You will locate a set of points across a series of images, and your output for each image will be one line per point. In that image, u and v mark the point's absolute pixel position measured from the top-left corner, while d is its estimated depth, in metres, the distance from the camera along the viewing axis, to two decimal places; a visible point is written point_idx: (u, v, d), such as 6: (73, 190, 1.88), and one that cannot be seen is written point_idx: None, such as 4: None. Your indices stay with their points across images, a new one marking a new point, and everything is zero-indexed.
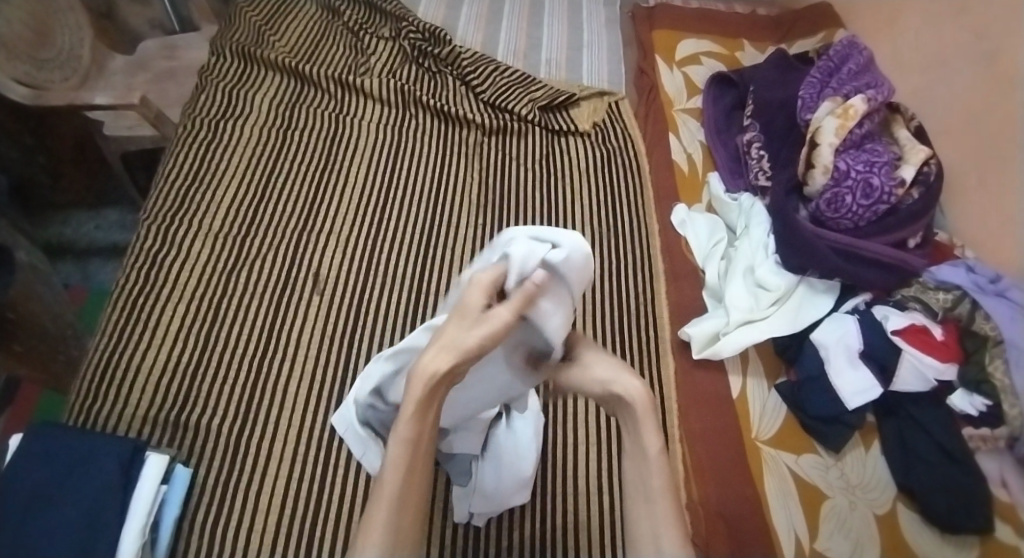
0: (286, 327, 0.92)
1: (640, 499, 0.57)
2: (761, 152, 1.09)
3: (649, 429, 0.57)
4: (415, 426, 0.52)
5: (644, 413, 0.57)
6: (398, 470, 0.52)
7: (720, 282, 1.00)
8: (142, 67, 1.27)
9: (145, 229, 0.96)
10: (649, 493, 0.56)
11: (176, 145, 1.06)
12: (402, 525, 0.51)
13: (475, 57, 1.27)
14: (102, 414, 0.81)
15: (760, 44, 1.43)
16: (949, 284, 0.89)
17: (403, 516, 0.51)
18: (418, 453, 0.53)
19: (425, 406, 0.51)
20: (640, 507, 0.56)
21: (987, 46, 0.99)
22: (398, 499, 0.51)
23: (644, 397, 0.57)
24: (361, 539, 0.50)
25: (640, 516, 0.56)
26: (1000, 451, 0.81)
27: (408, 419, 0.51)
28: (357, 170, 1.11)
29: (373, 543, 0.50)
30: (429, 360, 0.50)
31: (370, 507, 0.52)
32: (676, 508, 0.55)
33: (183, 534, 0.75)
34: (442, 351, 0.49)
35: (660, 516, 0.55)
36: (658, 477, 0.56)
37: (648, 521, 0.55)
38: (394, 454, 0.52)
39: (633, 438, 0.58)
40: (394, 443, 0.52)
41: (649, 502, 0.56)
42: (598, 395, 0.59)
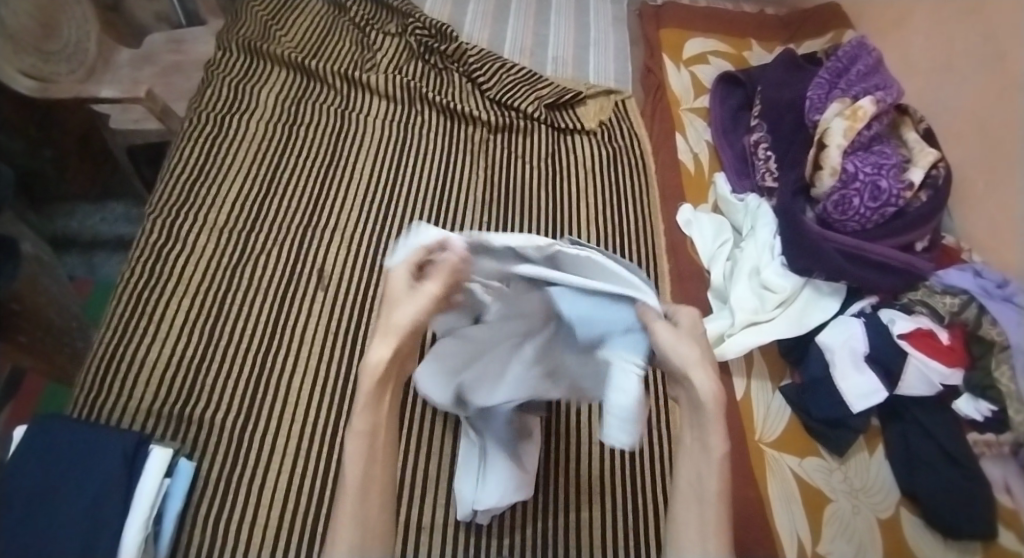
0: (290, 322, 0.92)
1: (692, 500, 0.54)
2: (768, 153, 1.09)
3: (717, 429, 0.53)
4: (369, 409, 0.54)
5: (717, 413, 0.54)
6: (361, 454, 0.53)
7: (724, 283, 1.00)
8: (148, 61, 1.27)
9: (150, 223, 0.96)
10: (702, 494, 0.53)
11: (182, 139, 1.06)
12: (371, 514, 0.52)
13: (481, 53, 1.27)
14: (106, 407, 0.81)
15: (768, 44, 1.42)
16: (956, 288, 0.88)
17: (372, 503, 0.52)
18: (375, 445, 0.54)
19: (379, 392, 0.55)
20: (691, 507, 0.53)
21: (998, 47, 0.99)
22: (360, 493, 0.52)
23: (717, 396, 0.54)
24: (336, 530, 0.51)
25: (688, 513, 0.53)
26: (1004, 457, 0.81)
27: (364, 409, 0.54)
28: (363, 166, 1.11)
29: (347, 530, 0.50)
30: (374, 356, 0.55)
31: (341, 494, 0.53)
32: (724, 516, 0.53)
33: (186, 527, 0.75)
34: (379, 336, 0.55)
35: (711, 518, 0.53)
36: (716, 480, 0.53)
37: (698, 523, 0.53)
38: (353, 446, 0.53)
39: (695, 432, 0.55)
40: (353, 432, 0.54)
41: (700, 502, 0.53)
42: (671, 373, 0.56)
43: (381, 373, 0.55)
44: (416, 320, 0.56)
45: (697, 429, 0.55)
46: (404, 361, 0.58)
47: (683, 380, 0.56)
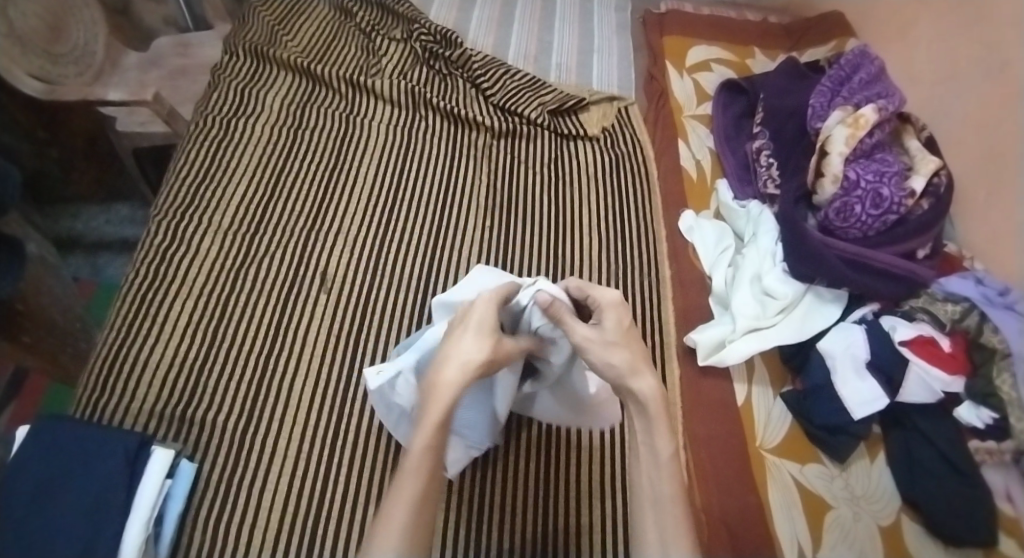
0: (293, 325, 0.92)
1: (649, 502, 0.58)
2: (770, 160, 1.09)
3: (661, 430, 0.58)
4: (435, 429, 0.57)
5: (658, 413, 0.59)
6: (418, 474, 0.54)
7: (727, 289, 1.00)
8: (155, 64, 1.28)
9: (155, 225, 0.97)
10: (657, 496, 0.57)
11: (188, 142, 1.07)
12: (420, 523, 0.53)
13: (485, 60, 1.28)
14: (108, 408, 0.82)
15: (771, 52, 1.43)
16: (958, 296, 0.88)
17: (420, 517, 0.53)
18: (435, 465, 0.56)
19: (448, 416, 0.58)
20: (647, 507, 0.58)
21: (1000, 58, 0.99)
22: (416, 503, 0.53)
23: (656, 397, 0.60)
24: (377, 539, 0.51)
25: (647, 516, 0.57)
26: (1005, 465, 0.81)
27: (431, 428, 0.56)
28: (367, 170, 1.11)
29: (392, 539, 0.50)
30: (446, 379, 0.59)
31: (388, 505, 0.53)
32: (684, 515, 0.56)
33: (186, 530, 0.75)
34: (454, 363, 0.60)
35: (670, 520, 0.56)
36: (666, 482, 0.57)
37: (657, 526, 0.56)
38: (411, 461, 0.55)
39: (646, 438, 0.60)
40: (417, 448, 0.55)
41: (658, 506, 0.57)
42: (613, 381, 0.62)
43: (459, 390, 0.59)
44: (487, 356, 0.60)
45: (646, 432, 0.60)
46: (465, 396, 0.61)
47: (628, 386, 0.61)
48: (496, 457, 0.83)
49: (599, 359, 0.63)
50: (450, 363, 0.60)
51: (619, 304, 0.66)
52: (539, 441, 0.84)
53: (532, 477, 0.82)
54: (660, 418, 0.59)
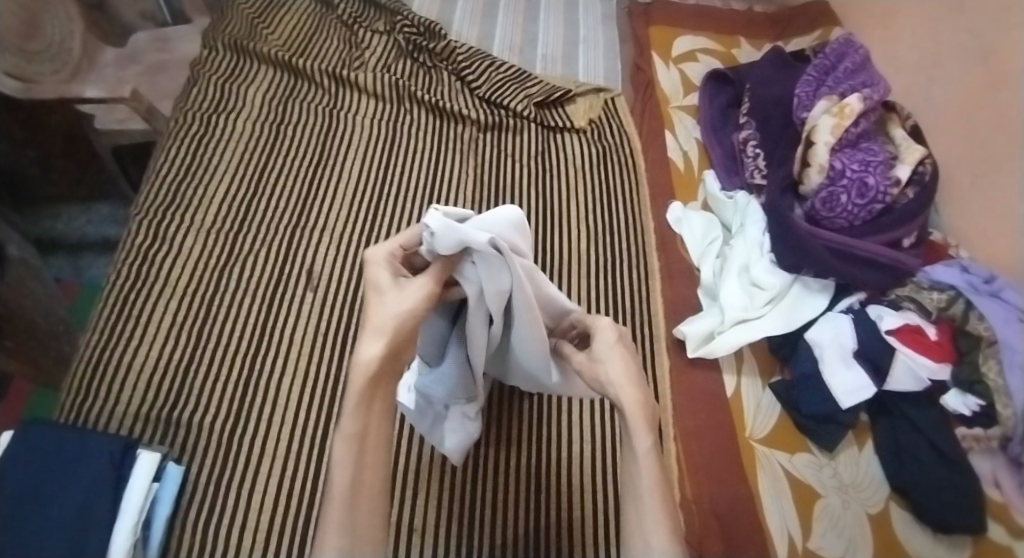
0: (279, 324, 0.91)
1: (631, 499, 0.54)
2: (756, 151, 1.09)
3: (641, 422, 0.54)
4: (357, 409, 0.50)
5: (637, 405, 0.55)
6: (346, 463, 0.49)
7: (715, 280, 1.00)
8: (133, 60, 1.26)
9: (136, 224, 0.95)
10: (638, 491, 0.53)
11: (168, 140, 1.05)
12: (357, 523, 0.48)
13: (470, 52, 1.27)
14: (92, 412, 0.80)
15: (757, 41, 1.42)
16: (943, 284, 0.89)
17: (356, 506, 0.49)
18: (367, 446, 0.50)
19: (374, 387, 0.51)
20: (630, 506, 0.54)
21: (984, 45, 0.99)
22: (348, 497, 0.48)
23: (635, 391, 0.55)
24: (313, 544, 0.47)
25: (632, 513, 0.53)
26: (993, 451, 0.80)
27: (354, 408, 0.50)
28: (351, 165, 1.10)
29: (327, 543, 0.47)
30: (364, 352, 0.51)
31: (326, 503, 0.49)
32: (664, 508, 0.52)
33: (175, 533, 0.74)
34: (372, 330, 0.52)
35: (647, 511, 0.52)
36: (648, 476, 0.53)
37: (640, 520, 0.52)
38: (339, 452, 0.49)
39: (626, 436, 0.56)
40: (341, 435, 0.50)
41: (638, 499, 0.53)
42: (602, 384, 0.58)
43: (383, 357, 0.51)
44: (403, 313, 0.52)
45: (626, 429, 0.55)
46: (399, 358, 0.54)
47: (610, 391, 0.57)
48: (487, 453, 0.84)
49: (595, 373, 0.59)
50: (369, 330, 0.52)
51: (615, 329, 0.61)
52: (529, 436, 0.85)
53: (524, 474, 0.83)
54: (639, 410, 0.54)
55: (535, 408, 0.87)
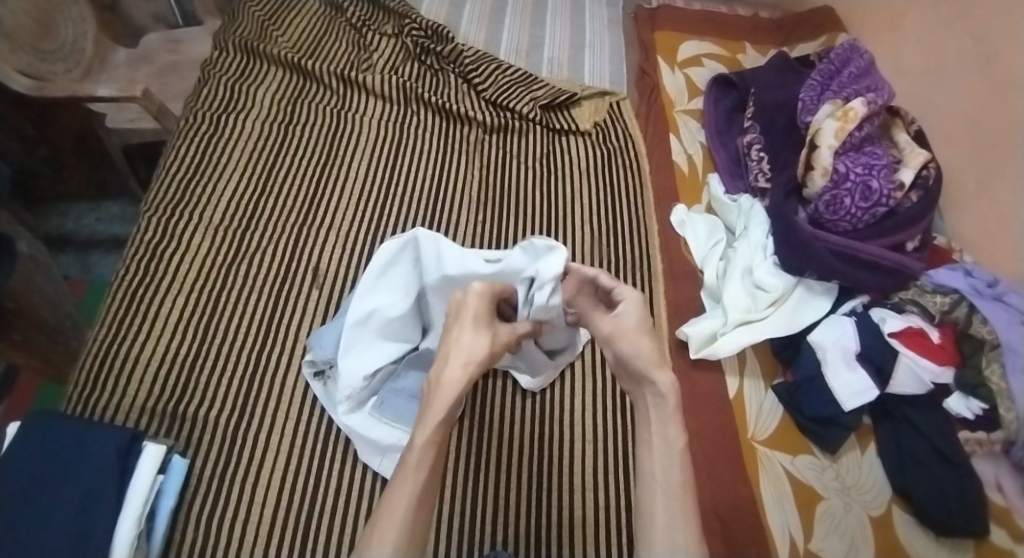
0: (285, 321, 0.92)
1: (656, 491, 0.57)
2: (761, 154, 1.09)
3: (677, 422, 0.60)
4: (439, 427, 0.57)
5: (674, 406, 0.61)
6: (419, 473, 0.55)
7: (718, 282, 1.00)
8: (145, 61, 1.28)
9: (145, 221, 0.97)
10: (668, 484, 0.57)
11: (177, 138, 1.06)
12: (418, 525, 0.54)
13: (477, 55, 1.28)
14: (99, 405, 0.81)
15: (762, 47, 1.43)
16: (946, 288, 0.89)
17: (418, 515, 0.55)
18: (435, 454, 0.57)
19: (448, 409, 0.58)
20: (657, 497, 0.57)
21: (988, 51, 0.99)
22: (416, 499, 0.55)
23: (673, 391, 0.61)
24: (375, 533, 0.52)
25: (655, 504, 0.57)
26: (996, 455, 0.81)
27: (430, 424, 0.57)
28: (358, 165, 1.11)
29: (390, 536, 0.52)
30: (451, 375, 0.59)
31: (388, 502, 0.54)
32: (692, 505, 0.57)
33: (179, 525, 0.75)
34: (456, 362, 0.59)
35: (677, 508, 0.56)
36: (679, 471, 0.58)
37: (663, 515, 0.56)
38: (414, 457, 0.56)
39: (659, 429, 0.60)
40: (419, 445, 0.56)
41: (667, 493, 0.57)
42: (633, 370, 0.63)
43: (461, 394, 0.59)
44: (487, 356, 0.61)
45: (657, 421, 0.61)
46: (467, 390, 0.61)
47: (643, 378, 0.62)
48: (490, 452, 0.85)
49: (622, 349, 0.63)
50: (454, 361, 0.59)
51: (640, 301, 0.66)
52: (533, 435, 0.86)
53: (527, 473, 0.83)
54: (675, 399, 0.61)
55: (536, 407, 0.89)
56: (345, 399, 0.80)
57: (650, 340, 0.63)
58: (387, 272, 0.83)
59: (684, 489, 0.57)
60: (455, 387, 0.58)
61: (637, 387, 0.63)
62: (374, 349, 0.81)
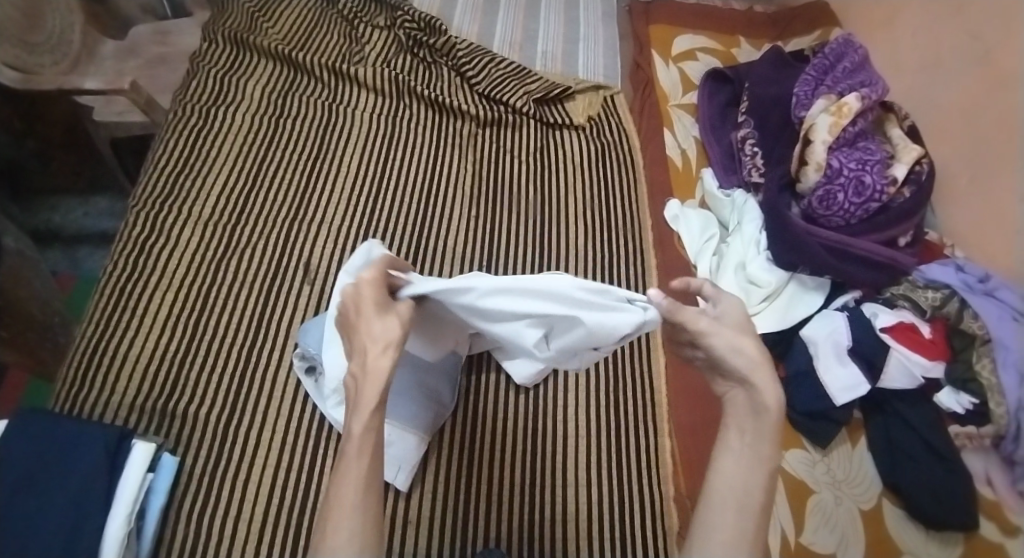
0: (276, 316, 0.91)
1: (731, 505, 0.53)
2: (755, 149, 1.10)
3: (772, 439, 0.54)
4: (373, 413, 0.53)
5: (776, 423, 0.54)
6: (361, 458, 0.52)
7: (711, 278, 1.01)
8: (133, 53, 1.26)
9: (134, 215, 0.95)
10: (746, 502, 0.53)
11: (166, 132, 1.05)
12: (369, 511, 0.51)
13: (470, 48, 1.27)
14: (87, 402, 0.81)
15: (757, 41, 1.43)
16: (938, 283, 0.90)
17: (369, 500, 0.51)
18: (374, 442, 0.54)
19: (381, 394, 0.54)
20: (728, 511, 0.52)
21: (982, 48, 0.99)
22: (362, 486, 0.51)
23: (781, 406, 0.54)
24: (330, 527, 0.49)
25: (723, 519, 0.52)
26: (985, 449, 0.81)
27: (362, 412, 0.53)
28: (349, 160, 1.10)
29: (346, 526, 0.49)
30: (376, 359, 0.55)
31: (335, 486, 0.52)
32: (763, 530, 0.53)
33: (170, 522, 0.75)
34: (375, 348, 0.55)
35: (750, 527, 0.52)
36: (761, 493, 0.53)
37: (731, 532, 0.52)
38: (348, 447, 0.53)
39: (747, 440, 0.55)
40: (355, 433, 0.53)
41: (741, 509, 0.52)
42: (732, 372, 0.55)
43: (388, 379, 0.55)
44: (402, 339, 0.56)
45: (750, 434, 0.55)
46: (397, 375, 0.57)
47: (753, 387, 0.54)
48: (483, 449, 0.84)
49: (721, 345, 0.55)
50: (370, 349, 0.55)
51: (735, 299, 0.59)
52: (526, 431, 0.86)
53: (521, 467, 0.84)
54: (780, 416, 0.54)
55: (530, 405, 0.88)
56: (333, 392, 0.80)
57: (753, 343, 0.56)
58: None
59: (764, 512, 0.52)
60: (378, 376, 0.54)
61: (743, 393, 0.55)
62: (351, 340, 0.79)
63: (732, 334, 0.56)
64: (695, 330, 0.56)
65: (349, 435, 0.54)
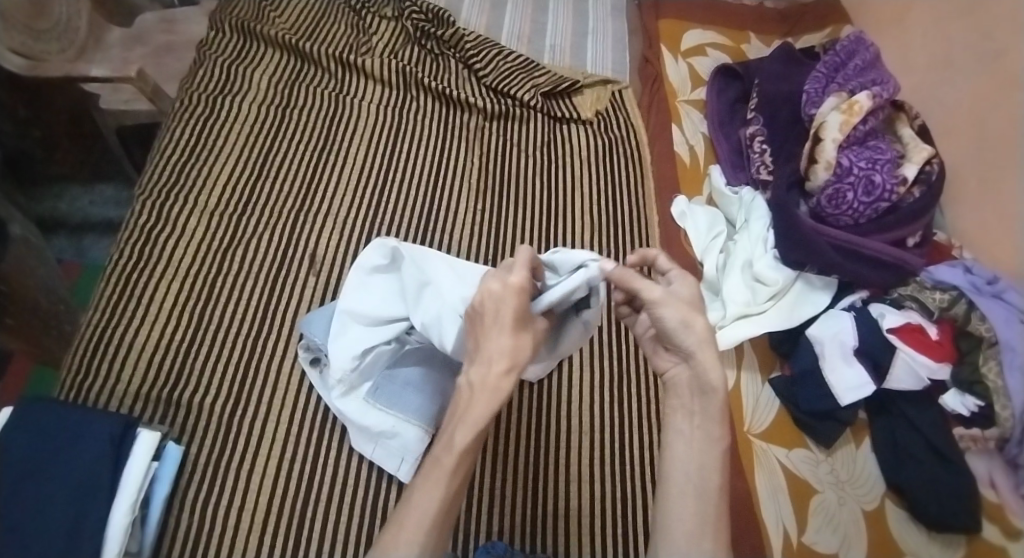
0: (281, 307, 0.91)
1: (688, 491, 0.54)
2: (763, 146, 1.08)
3: (721, 419, 0.56)
4: (478, 435, 0.54)
5: (720, 403, 0.56)
6: (452, 475, 0.53)
7: (718, 275, 1.00)
8: (140, 41, 1.26)
9: (140, 204, 0.95)
10: (704, 489, 0.54)
11: (173, 121, 1.05)
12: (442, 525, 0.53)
13: (478, 40, 1.26)
14: (92, 390, 0.81)
15: (767, 38, 1.41)
16: (946, 284, 0.89)
17: (447, 512, 0.53)
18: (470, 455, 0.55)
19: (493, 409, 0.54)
20: (688, 497, 0.54)
21: (994, 48, 0.98)
22: (446, 500, 0.53)
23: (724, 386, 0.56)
24: (399, 535, 0.51)
25: (683, 506, 0.54)
26: (990, 451, 0.81)
27: (468, 426, 0.54)
28: (356, 151, 1.09)
29: (417, 539, 0.51)
30: (489, 371, 0.54)
31: (413, 496, 0.53)
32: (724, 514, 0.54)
33: (174, 511, 0.75)
34: (497, 360, 0.55)
35: (710, 513, 0.53)
36: (716, 477, 0.55)
37: (692, 520, 0.53)
38: (443, 460, 0.54)
39: (697, 423, 0.57)
40: (455, 449, 0.53)
41: (700, 496, 0.54)
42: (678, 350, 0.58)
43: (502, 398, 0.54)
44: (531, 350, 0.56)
45: (700, 415, 0.57)
46: None
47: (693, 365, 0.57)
48: (486, 442, 0.84)
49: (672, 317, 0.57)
50: (494, 364, 0.55)
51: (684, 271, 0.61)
52: (529, 426, 0.86)
53: (523, 461, 0.84)
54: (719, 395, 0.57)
55: (534, 400, 0.88)
56: (337, 382, 0.80)
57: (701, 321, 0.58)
58: (370, 271, 0.83)
59: (721, 494, 0.54)
60: (494, 392, 0.54)
61: (687, 373, 0.58)
62: (361, 330, 0.80)
63: (682, 307, 0.57)
64: (647, 300, 0.58)
65: (447, 447, 0.54)
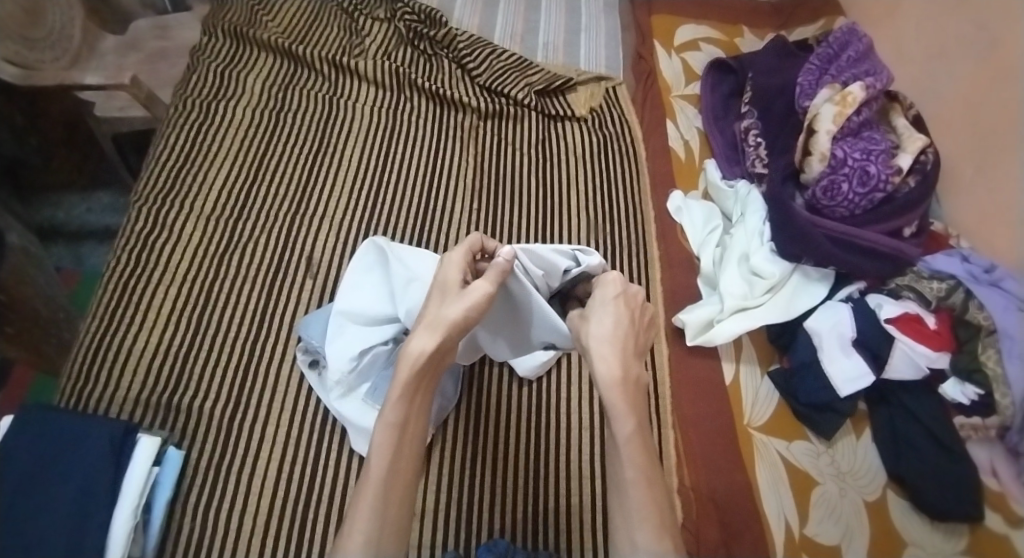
0: (279, 310, 0.91)
1: (616, 488, 0.61)
2: (758, 140, 1.08)
3: (622, 410, 0.61)
4: (400, 403, 0.61)
5: (617, 397, 0.61)
6: (385, 450, 0.60)
7: (714, 269, 1.00)
8: (133, 48, 1.26)
9: (136, 210, 0.96)
10: (623, 482, 0.60)
11: (168, 127, 1.05)
12: (387, 516, 0.58)
13: (471, 39, 1.26)
14: (92, 396, 0.81)
15: (760, 31, 1.41)
16: (943, 274, 0.89)
17: (390, 496, 0.59)
18: (405, 430, 0.61)
19: (417, 375, 0.61)
20: (617, 494, 0.61)
21: (987, 36, 0.98)
22: (385, 480, 0.59)
23: (614, 380, 0.62)
24: (346, 531, 0.56)
25: (616, 503, 0.61)
26: (990, 440, 0.81)
27: (397, 400, 0.61)
28: (351, 153, 1.10)
29: (358, 531, 0.56)
30: (416, 342, 0.61)
31: (360, 489, 0.59)
32: (649, 502, 0.59)
33: (175, 516, 0.75)
34: (423, 328, 0.62)
35: (634, 509, 0.59)
36: (630, 468, 0.60)
37: (624, 516, 0.60)
38: (382, 435, 0.60)
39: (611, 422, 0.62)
40: (382, 423, 0.61)
41: (623, 491, 0.60)
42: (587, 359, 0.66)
43: (424, 365, 0.61)
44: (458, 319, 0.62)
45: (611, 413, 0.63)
46: (443, 357, 0.64)
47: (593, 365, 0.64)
48: (486, 442, 0.84)
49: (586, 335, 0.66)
50: (418, 333, 0.62)
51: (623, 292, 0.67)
52: (529, 424, 0.86)
53: (523, 460, 0.84)
54: (621, 396, 0.62)
55: (532, 400, 0.88)
56: (336, 384, 0.80)
57: (609, 327, 0.64)
58: (365, 271, 0.86)
59: (633, 483, 0.59)
60: (415, 359, 0.61)
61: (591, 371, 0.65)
62: (359, 331, 0.81)
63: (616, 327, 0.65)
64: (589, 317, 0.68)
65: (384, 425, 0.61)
